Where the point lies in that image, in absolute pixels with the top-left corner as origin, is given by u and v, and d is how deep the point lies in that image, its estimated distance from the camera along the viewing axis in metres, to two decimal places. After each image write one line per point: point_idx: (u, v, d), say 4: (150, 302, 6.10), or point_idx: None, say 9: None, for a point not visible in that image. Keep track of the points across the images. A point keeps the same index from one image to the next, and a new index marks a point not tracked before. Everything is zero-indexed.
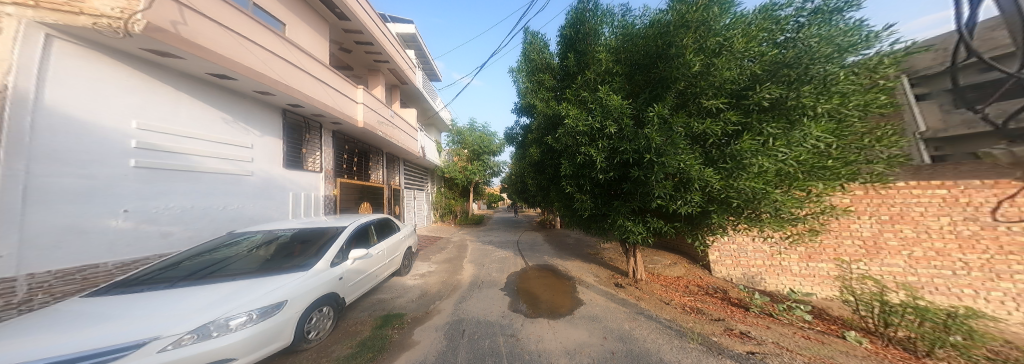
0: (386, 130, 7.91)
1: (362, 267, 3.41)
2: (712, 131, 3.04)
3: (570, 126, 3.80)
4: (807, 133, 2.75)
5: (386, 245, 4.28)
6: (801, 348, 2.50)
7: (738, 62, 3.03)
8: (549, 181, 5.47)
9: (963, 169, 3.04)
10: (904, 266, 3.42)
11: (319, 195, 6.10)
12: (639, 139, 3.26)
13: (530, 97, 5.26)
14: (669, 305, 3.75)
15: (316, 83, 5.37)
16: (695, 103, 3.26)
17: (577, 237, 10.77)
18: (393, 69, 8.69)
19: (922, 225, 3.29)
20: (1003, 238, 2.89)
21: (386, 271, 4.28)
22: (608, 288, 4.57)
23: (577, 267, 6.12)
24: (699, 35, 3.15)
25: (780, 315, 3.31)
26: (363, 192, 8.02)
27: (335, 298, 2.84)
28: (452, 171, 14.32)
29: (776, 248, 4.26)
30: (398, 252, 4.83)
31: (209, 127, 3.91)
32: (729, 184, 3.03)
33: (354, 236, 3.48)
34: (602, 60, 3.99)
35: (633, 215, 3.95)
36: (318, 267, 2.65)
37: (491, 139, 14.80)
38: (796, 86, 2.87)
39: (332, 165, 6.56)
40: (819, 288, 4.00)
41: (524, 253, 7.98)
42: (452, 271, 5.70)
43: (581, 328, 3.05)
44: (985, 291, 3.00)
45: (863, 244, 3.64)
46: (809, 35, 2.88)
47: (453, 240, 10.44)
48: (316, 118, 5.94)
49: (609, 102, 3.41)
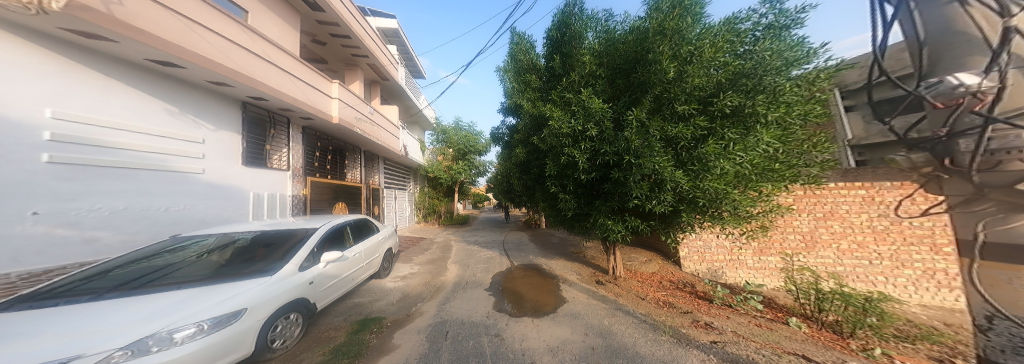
0: (366, 127, 7.63)
1: (336, 271, 3.24)
2: (683, 134, 3.22)
3: (553, 128, 3.89)
4: (760, 139, 3.03)
5: (365, 247, 4.13)
6: (754, 335, 2.74)
7: (706, 70, 3.23)
8: (535, 181, 5.55)
9: (879, 172, 3.50)
10: (834, 258, 3.85)
11: (286, 194, 5.71)
12: (619, 141, 3.41)
13: (516, 98, 5.32)
14: (644, 301, 3.93)
15: (285, 75, 5.04)
16: (669, 107, 3.45)
17: (563, 236, 10.98)
18: (373, 64, 8.35)
19: (848, 221, 3.74)
20: (907, 232, 3.43)
21: (365, 274, 4.12)
22: (588, 286, 4.70)
23: (561, 266, 6.24)
24: (674, 43, 3.34)
25: (738, 306, 3.61)
26: (338, 191, 7.60)
27: (306, 304, 2.68)
28: (436, 171, 14.04)
29: (735, 244, 4.59)
30: (377, 253, 4.64)
31: (148, 119, 3.51)
32: (696, 185, 3.25)
33: (327, 238, 3.31)
34: (586, 64, 4.13)
35: (613, 215, 4.11)
36: (285, 271, 2.50)
37: (478, 139, 14.65)
38: (753, 95, 3.13)
39: (302, 162, 6.20)
40: (769, 280, 4.42)
41: (509, 252, 8.00)
42: (434, 272, 5.57)
43: (564, 325, 3.11)
44: (894, 277, 3.53)
45: (802, 238, 4.04)
46: (764, 48, 3.13)
47: (438, 240, 10.24)
48: (283, 113, 5.55)
49: (592, 105, 3.51)
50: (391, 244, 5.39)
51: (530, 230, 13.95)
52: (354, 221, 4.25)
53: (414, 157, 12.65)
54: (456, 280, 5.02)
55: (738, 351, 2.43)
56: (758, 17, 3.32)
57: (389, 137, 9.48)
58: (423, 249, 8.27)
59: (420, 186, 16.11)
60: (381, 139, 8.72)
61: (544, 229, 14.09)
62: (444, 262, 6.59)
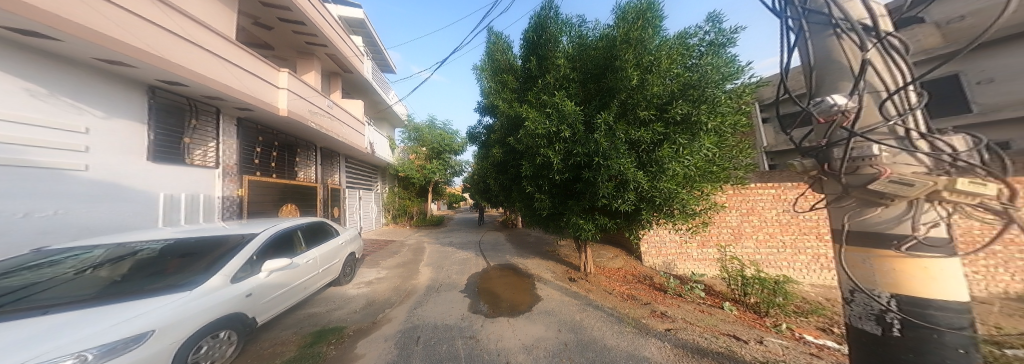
0: (325, 123, 6.98)
1: (284, 280, 2.91)
2: (643, 138, 3.50)
3: (529, 129, 3.98)
4: (703, 144, 3.40)
5: (322, 252, 3.79)
6: (698, 321, 3.07)
7: (663, 79, 3.55)
8: (512, 182, 5.60)
9: (784, 175, 4.28)
10: (753, 248, 4.49)
11: (212, 196, 4.95)
12: (590, 143, 3.60)
13: (494, 97, 5.35)
14: (611, 295, 4.16)
15: (214, 59, 4.38)
16: (632, 112, 3.73)
17: (541, 236, 11.14)
18: (333, 55, 7.65)
19: (764, 216, 4.42)
20: (800, 224, 4.29)
21: (322, 281, 3.78)
22: (562, 283, 4.84)
23: (536, 264, 6.35)
24: (637, 53, 3.62)
25: (686, 294, 4.01)
26: (287, 192, 6.81)
27: (243, 319, 2.37)
28: (406, 170, 13.37)
29: (682, 238, 5.11)
30: (338, 259, 4.26)
31: (1, 101, 2.81)
32: (653, 185, 3.55)
33: (268, 244, 2.95)
34: (561, 70, 4.32)
35: (585, 214, 4.29)
36: (211, 284, 2.18)
37: (453, 138, 14.18)
38: (699, 104, 3.50)
39: (237, 159, 5.47)
40: (707, 268, 5.05)
41: (486, 253, 7.91)
42: (404, 276, 5.29)
43: (538, 323, 3.16)
44: (792, 261, 4.36)
45: (732, 232, 4.60)
46: (707, 63, 3.54)
47: (409, 243, 9.75)
48: (208, 101, 4.79)
49: (565, 107, 3.66)
50: (355, 249, 5.01)
51: (507, 230, 13.90)
52: (308, 224, 3.87)
53: (383, 155, 11.90)
54: (429, 283, 4.81)
55: (686, 336, 2.72)
56: (706, 36, 3.74)
57: (354, 134, 8.80)
58: (393, 252, 7.78)
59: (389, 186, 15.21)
60: (342, 135, 8.03)
61: (521, 229, 14.13)
62: (415, 265, 6.29)
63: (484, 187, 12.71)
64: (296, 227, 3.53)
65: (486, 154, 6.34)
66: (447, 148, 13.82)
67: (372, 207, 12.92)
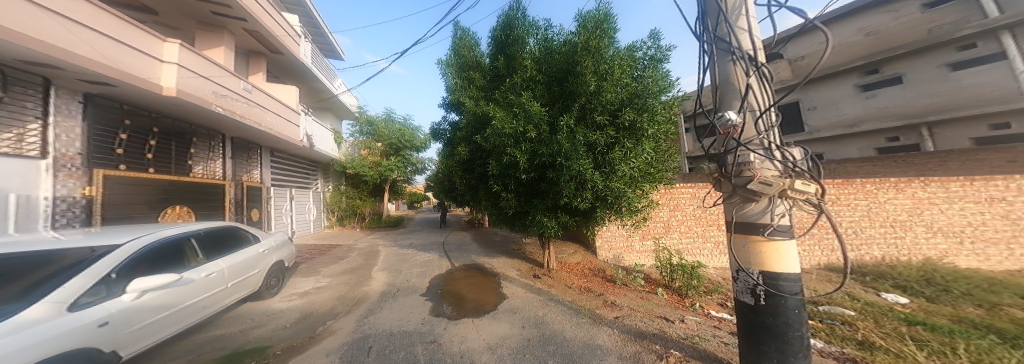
0: (233, 107, 5.91)
1: (168, 300, 2.20)
2: (599, 141, 3.76)
3: (495, 128, 3.99)
4: (645, 148, 3.82)
5: (227, 265, 3.00)
6: (639, 307, 3.45)
7: (616, 87, 3.85)
8: (479, 181, 5.55)
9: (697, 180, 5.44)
10: (676, 238, 5.54)
11: (38, 199, 3.63)
12: (554, 144, 3.73)
13: (461, 94, 5.28)
14: (571, 289, 4.36)
15: (73, 25, 3.38)
16: (590, 117, 3.98)
17: (506, 235, 11.21)
18: (252, 31, 6.60)
19: (684, 212, 5.50)
20: (706, 217, 5.56)
21: (227, 300, 2.99)
22: (526, 280, 4.94)
23: (502, 263, 6.38)
24: (595, 61, 3.88)
25: (631, 284, 4.47)
26: (176, 189, 5.57)
27: (96, 356, 1.62)
28: (358, 167, 12.24)
29: (628, 232, 5.69)
30: (251, 271, 3.49)
31: None
32: (607, 185, 3.84)
33: (143, 257, 2.20)
34: (529, 73, 4.52)
35: (549, 212, 4.44)
36: (44, 310, 1.42)
37: (414, 133, 13.47)
38: (645, 112, 3.89)
39: (83, 147, 4.13)
40: (645, 258, 5.74)
41: (450, 254, 7.67)
42: (354, 283, 4.80)
43: (502, 322, 3.14)
44: (700, 247, 5.59)
45: (662, 226, 5.57)
46: (650, 74, 3.96)
47: (361, 246, 8.92)
48: (30, 68, 3.43)
49: (532, 108, 3.76)
50: (277, 257, 4.16)
51: (472, 230, 13.65)
52: (200, 233, 3.00)
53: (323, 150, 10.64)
54: (382, 289, 4.43)
55: (631, 321, 3.03)
56: (649, 51, 4.23)
57: (283, 123, 7.68)
58: (338, 258, 6.97)
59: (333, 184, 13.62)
60: (267, 124, 7.01)
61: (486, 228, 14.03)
62: (365, 270, 5.73)
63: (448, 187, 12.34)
64: (180, 238, 2.70)
65: (452, 152, 6.20)
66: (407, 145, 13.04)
67: (307, 209, 11.40)
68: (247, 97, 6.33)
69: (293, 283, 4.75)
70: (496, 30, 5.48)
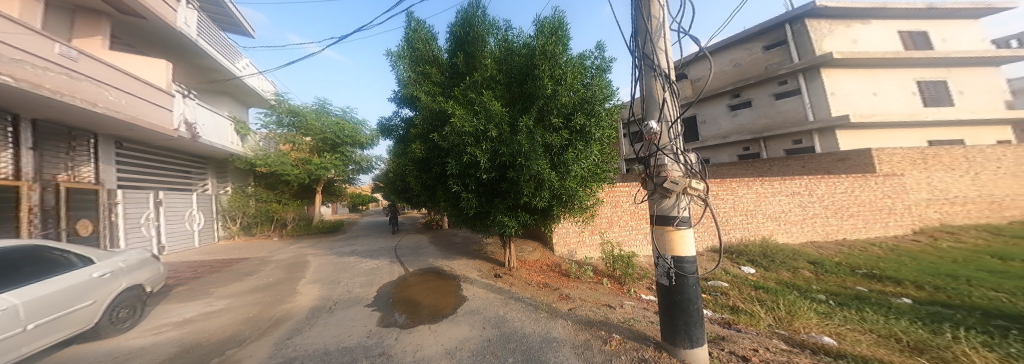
0: (38, 81, 4.18)
1: None
2: (554, 142, 3.95)
3: (455, 127, 3.88)
4: (594, 149, 4.17)
5: (23, 300, 1.78)
6: (588, 297, 3.83)
7: (571, 92, 4.07)
8: (436, 181, 5.32)
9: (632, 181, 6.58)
10: (617, 231, 6.50)
11: None
12: (514, 144, 3.74)
13: (417, 89, 4.99)
14: (531, 286, 4.49)
15: None
16: (547, 119, 4.15)
17: (463, 235, 11.03)
18: None
19: (622, 208, 6.54)
20: (638, 212, 6.70)
21: (21, 354, 1.76)
22: (488, 280, 4.92)
23: (462, 265, 6.24)
24: (551, 65, 4.07)
25: (582, 275, 4.95)
26: None
27: None
28: (281, 166, 10.67)
29: (580, 229, 6.26)
30: (83, 302, 2.24)
31: None
32: (563, 184, 4.06)
33: None
34: (489, 73, 4.54)
35: (509, 211, 4.50)
36: None
37: (358, 129, 12.51)
38: (595, 117, 4.24)
39: None
40: (593, 252, 6.40)
41: (403, 259, 7.18)
42: (274, 301, 4.05)
43: (462, 324, 3.02)
44: (635, 238, 6.66)
45: (606, 221, 6.46)
46: (599, 82, 4.33)
47: (289, 258, 7.67)
48: None
49: (492, 108, 3.76)
50: (127, 283, 2.75)
51: (429, 232, 13.08)
52: None
53: (214, 141, 8.80)
54: (311, 304, 3.87)
55: (582, 311, 3.29)
56: (596, 61, 4.64)
57: (141, 104, 6.05)
58: (244, 275, 5.81)
59: (237, 185, 11.64)
60: (115, 108, 5.47)
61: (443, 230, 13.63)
62: (285, 286, 4.88)
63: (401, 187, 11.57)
64: None
65: (406, 149, 5.83)
66: (348, 141, 11.98)
67: (187, 217, 9.18)
68: (71, 67, 4.72)
69: (160, 312, 3.55)
70: (454, 26, 5.38)
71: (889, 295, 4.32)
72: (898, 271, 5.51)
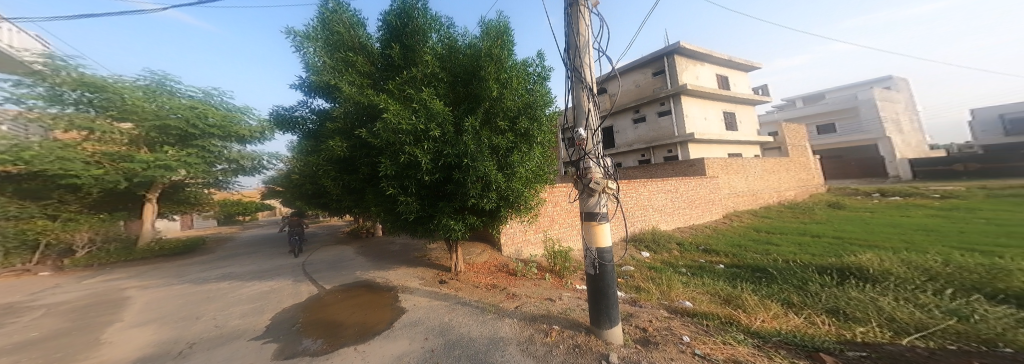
0: None
1: None
2: (499, 143, 4.01)
3: (389, 125, 3.58)
4: (538, 152, 4.37)
5: None
6: (533, 293, 4.03)
7: (517, 95, 4.24)
8: (368, 181, 4.92)
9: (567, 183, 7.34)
10: (556, 228, 7.15)
11: None
12: (459, 145, 3.73)
13: (343, 76, 4.50)
14: (478, 289, 4.46)
15: None
16: (493, 121, 4.25)
17: (397, 243, 10.08)
18: None
19: (561, 206, 7.21)
20: (571, 211, 7.52)
21: None
22: (431, 287, 4.70)
23: (401, 274, 5.77)
24: (496, 68, 4.21)
25: (527, 272, 5.23)
26: None
27: None
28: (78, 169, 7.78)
29: (525, 228, 6.60)
30: None
31: None
32: (509, 185, 4.07)
33: None
34: (431, 69, 4.39)
35: (455, 214, 4.33)
36: None
37: (240, 119, 10.62)
38: (537, 121, 4.45)
39: None
40: (536, 249, 6.82)
41: (317, 276, 6.23)
42: (87, 351, 2.72)
43: (398, 339, 2.77)
44: (571, 234, 7.34)
45: (546, 219, 7.02)
46: (541, 89, 4.68)
47: (166, 288, 5.81)
48: None
49: (435, 106, 3.62)
50: None
51: (357, 242, 11.44)
52: None
53: None
54: (132, 354, 2.59)
55: (527, 307, 3.44)
56: (538, 69, 4.94)
57: None
58: None
59: None
60: None
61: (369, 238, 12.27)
62: (70, 339, 3.12)
63: (318, 190, 9.85)
64: None
65: (315, 142, 5.58)
66: (215, 132, 9.65)
67: None
68: None
69: None
70: (389, 15, 4.97)
71: (711, 263, 6.09)
72: (717, 245, 7.64)
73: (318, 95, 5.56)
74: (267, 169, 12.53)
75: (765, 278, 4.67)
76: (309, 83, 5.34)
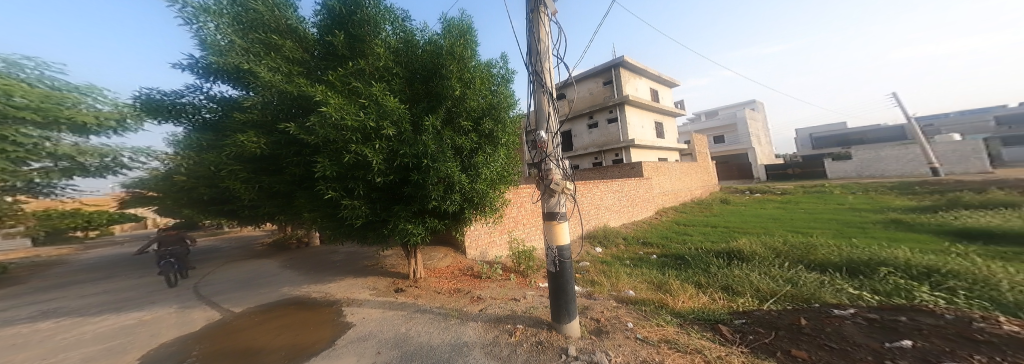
0: None
1: None
2: (462, 143, 3.76)
3: (333, 120, 3.03)
4: (503, 152, 4.17)
5: None
6: (498, 295, 3.95)
7: (481, 96, 4.00)
8: (299, 181, 4.45)
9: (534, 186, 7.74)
10: (522, 228, 7.37)
11: None
12: (419, 144, 3.37)
13: (264, 62, 4.10)
14: (440, 294, 4.15)
15: None
16: (457, 121, 3.93)
17: (339, 251, 8.76)
18: None
19: (525, 207, 7.48)
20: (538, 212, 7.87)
21: None
22: (385, 298, 4.12)
23: (349, 285, 4.93)
24: (459, 66, 3.91)
25: (491, 274, 5.17)
26: None
27: None
28: None
29: (491, 229, 6.59)
30: None
31: None
32: (473, 186, 3.80)
33: None
34: (381, 55, 3.79)
35: (413, 218, 3.84)
36: None
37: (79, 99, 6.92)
38: (503, 122, 4.22)
39: None
40: (502, 251, 6.88)
41: (233, 296, 4.80)
42: None
43: (345, 357, 2.23)
44: (534, 234, 7.66)
45: (513, 220, 7.13)
46: (505, 89, 4.54)
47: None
48: None
49: (387, 103, 3.20)
50: None
51: (289, 253, 9.61)
52: None
53: None
54: None
55: (491, 309, 3.31)
56: (502, 71, 4.82)
57: None
58: None
59: None
60: None
61: (297, 250, 10.31)
62: None
63: (221, 195, 7.97)
64: None
65: (227, 132, 5.08)
66: (29, 117, 5.83)
67: None
68: None
69: None
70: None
71: (648, 255, 7.27)
72: (651, 237, 9.00)
73: (237, 85, 5.26)
74: (123, 170, 8.83)
75: (683, 264, 5.97)
76: (215, 69, 4.99)
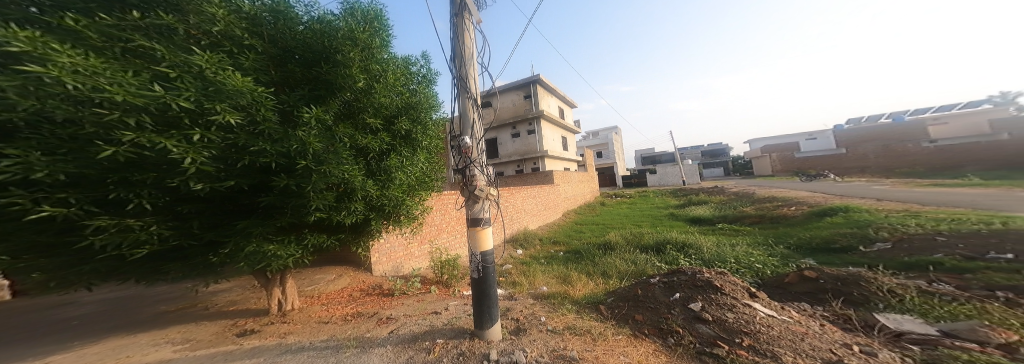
0: None
1: None
2: (372, 145, 2.82)
3: (75, 93, 1.23)
4: (419, 155, 3.52)
5: None
6: (413, 312, 3.49)
7: (393, 93, 3.18)
8: None
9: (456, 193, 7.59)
10: (444, 237, 7.09)
11: None
12: (288, 139, 2.02)
13: None
14: (328, 325, 3.27)
15: None
16: (360, 117, 2.89)
17: (92, 303, 5.44)
18: None
19: (449, 214, 7.26)
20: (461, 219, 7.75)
21: None
22: (212, 349, 2.81)
23: (155, 340, 3.23)
24: (363, 59, 2.81)
25: (409, 290, 4.61)
26: None
27: None
28: None
29: (409, 240, 6.03)
30: None
31: None
32: (382, 193, 2.94)
33: None
34: (218, 17, 1.88)
35: (277, 235, 2.40)
36: None
37: None
38: (419, 124, 3.57)
39: None
40: (423, 263, 6.42)
41: None
42: None
43: None
44: (456, 241, 7.49)
45: (434, 228, 6.79)
46: (425, 92, 3.92)
47: None
48: None
49: (228, 80, 1.67)
50: None
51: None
52: None
53: None
54: None
55: (402, 329, 2.85)
56: (422, 70, 4.39)
57: None
58: None
59: None
60: None
61: None
62: None
63: None
64: None
65: None
66: None
67: None
68: None
69: None
70: None
71: (553, 252, 7.86)
72: (558, 236, 9.92)
73: None
74: None
75: (576, 258, 6.52)
76: None
